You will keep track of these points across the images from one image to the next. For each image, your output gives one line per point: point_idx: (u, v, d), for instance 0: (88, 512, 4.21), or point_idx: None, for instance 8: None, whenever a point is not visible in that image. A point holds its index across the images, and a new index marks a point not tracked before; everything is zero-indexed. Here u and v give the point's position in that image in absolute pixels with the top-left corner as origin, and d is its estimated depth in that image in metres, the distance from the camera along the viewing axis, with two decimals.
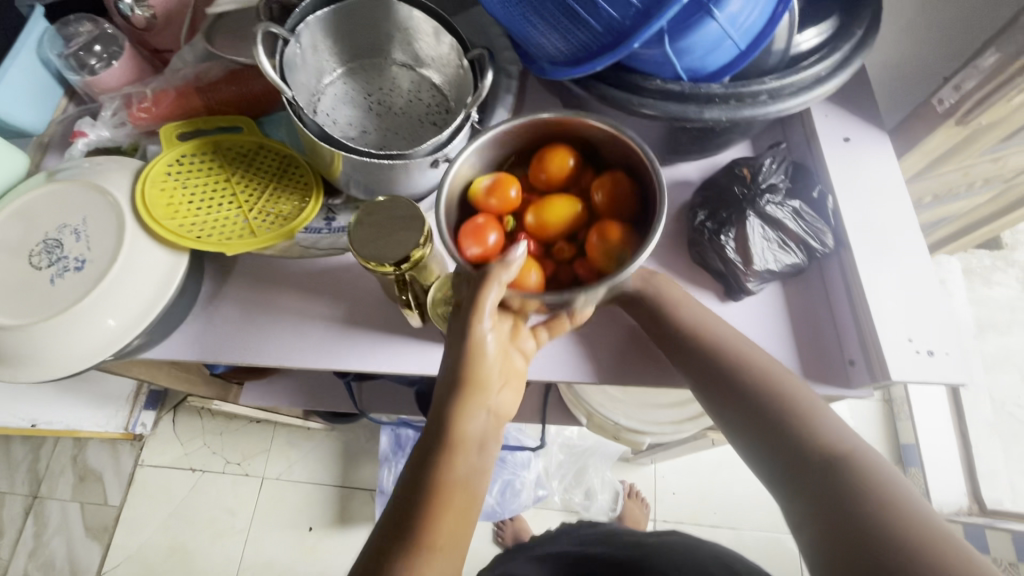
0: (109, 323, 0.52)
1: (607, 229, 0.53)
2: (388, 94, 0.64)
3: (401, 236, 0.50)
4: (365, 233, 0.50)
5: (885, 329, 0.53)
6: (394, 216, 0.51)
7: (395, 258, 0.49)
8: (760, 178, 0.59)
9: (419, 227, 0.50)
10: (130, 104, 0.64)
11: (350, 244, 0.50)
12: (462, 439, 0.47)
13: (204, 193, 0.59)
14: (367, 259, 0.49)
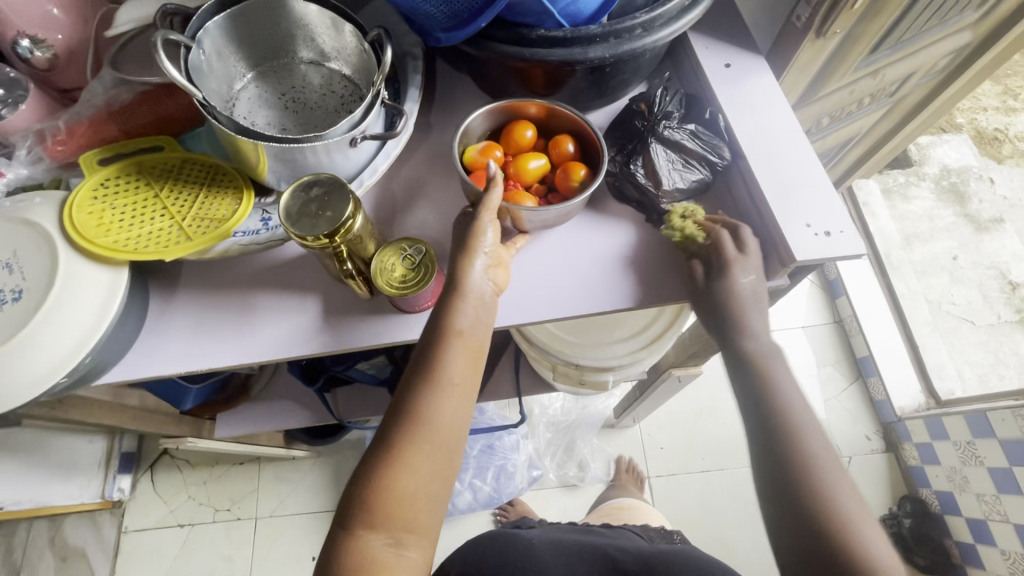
0: (56, 345, 0.53)
1: (571, 162, 0.65)
2: (301, 92, 0.67)
3: (332, 210, 0.53)
4: (296, 213, 0.53)
5: (787, 221, 0.59)
6: (324, 193, 0.54)
7: (328, 230, 0.51)
8: (656, 108, 0.64)
9: (348, 199, 0.53)
10: (42, 138, 0.64)
11: (283, 225, 0.52)
12: (467, 294, 0.57)
13: (134, 210, 0.61)
14: (303, 236, 0.51)
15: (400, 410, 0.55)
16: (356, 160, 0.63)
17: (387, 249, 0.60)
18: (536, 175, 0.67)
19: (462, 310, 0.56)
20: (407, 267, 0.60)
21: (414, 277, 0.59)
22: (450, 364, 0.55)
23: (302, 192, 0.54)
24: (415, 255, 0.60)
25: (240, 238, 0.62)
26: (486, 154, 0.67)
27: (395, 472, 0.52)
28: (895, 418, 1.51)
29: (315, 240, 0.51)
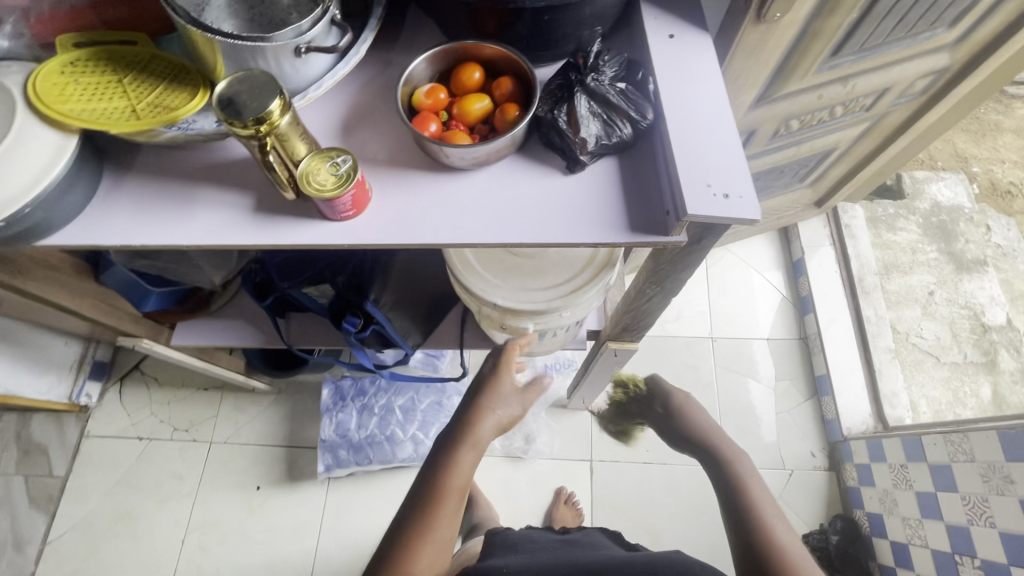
0: None
1: (507, 105, 0.69)
2: (268, 7, 0.73)
3: (260, 101, 0.57)
4: (227, 98, 0.58)
5: (688, 180, 0.62)
6: (256, 85, 0.58)
7: (252, 116, 0.57)
8: (590, 63, 0.69)
9: (277, 92, 0.58)
10: (26, 16, 0.69)
11: (213, 107, 0.57)
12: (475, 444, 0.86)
13: (96, 87, 0.66)
14: (229, 118, 0.57)
15: (420, 513, 0.77)
16: (306, 74, 0.68)
17: (316, 154, 0.64)
18: (479, 115, 0.71)
19: (467, 458, 0.84)
20: (331, 172, 0.64)
21: (335, 181, 0.63)
22: (460, 490, 0.81)
23: (237, 79, 0.58)
24: (343, 162, 0.64)
25: (186, 130, 0.68)
26: (431, 96, 0.71)
27: (416, 557, 0.73)
28: (841, 438, 1.53)
29: (239, 125, 0.57)
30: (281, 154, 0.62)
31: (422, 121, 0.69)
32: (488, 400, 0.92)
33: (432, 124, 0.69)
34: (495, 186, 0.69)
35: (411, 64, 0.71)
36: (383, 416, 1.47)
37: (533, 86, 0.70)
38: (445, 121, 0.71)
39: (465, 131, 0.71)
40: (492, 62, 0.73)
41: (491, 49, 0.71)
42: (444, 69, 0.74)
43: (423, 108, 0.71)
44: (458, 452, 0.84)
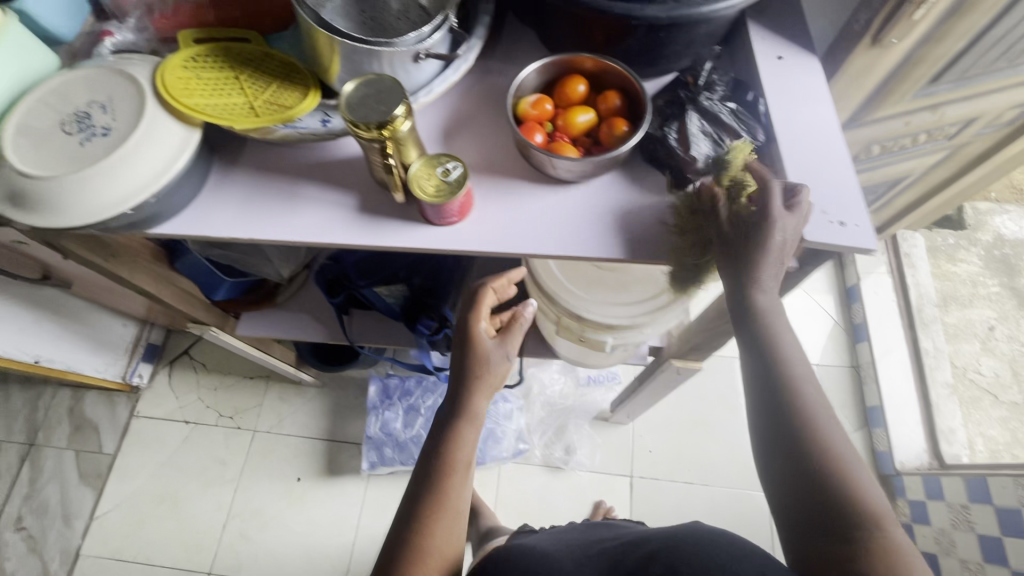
0: (119, 187, 0.60)
1: (616, 120, 0.69)
2: (380, 12, 0.74)
3: (387, 107, 0.58)
4: (355, 103, 0.59)
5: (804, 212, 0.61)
6: (383, 91, 0.59)
7: (378, 121, 0.58)
8: (700, 82, 0.69)
9: (402, 100, 0.59)
10: (150, 12, 0.72)
11: (341, 110, 0.58)
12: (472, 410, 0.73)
13: (216, 82, 0.67)
14: (356, 121, 0.58)
15: (427, 488, 0.69)
16: (416, 79, 0.69)
17: (426, 162, 0.66)
18: (583, 128, 0.72)
19: (469, 429, 0.72)
20: (441, 180, 0.65)
21: (446, 188, 0.64)
22: (465, 463, 0.71)
23: (364, 85, 0.60)
24: (453, 170, 0.65)
25: (297, 128, 0.70)
26: (537, 106, 0.72)
27: (430, 541, 0.66)
28: (894, 472, 1.48)
29: (365, 127, 0.58)
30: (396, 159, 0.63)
31: (529, 131, 0.70)
32: (483, 363, 0.74)
33: (539, 133, 0.70)
34: (597, 199, 0.69)
35: (521, 74, 0.71)
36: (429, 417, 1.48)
37: (641, 103, 0.70)
38: (549, 131, 0.72)
39: (569, 143, 0.72)
40: (597, 75, 0.74)
41: (601, 63, 0.71)
42: (549, 80, 0.75)
43: (529, 119, 0.72)
44: (460, 424, 0.72)
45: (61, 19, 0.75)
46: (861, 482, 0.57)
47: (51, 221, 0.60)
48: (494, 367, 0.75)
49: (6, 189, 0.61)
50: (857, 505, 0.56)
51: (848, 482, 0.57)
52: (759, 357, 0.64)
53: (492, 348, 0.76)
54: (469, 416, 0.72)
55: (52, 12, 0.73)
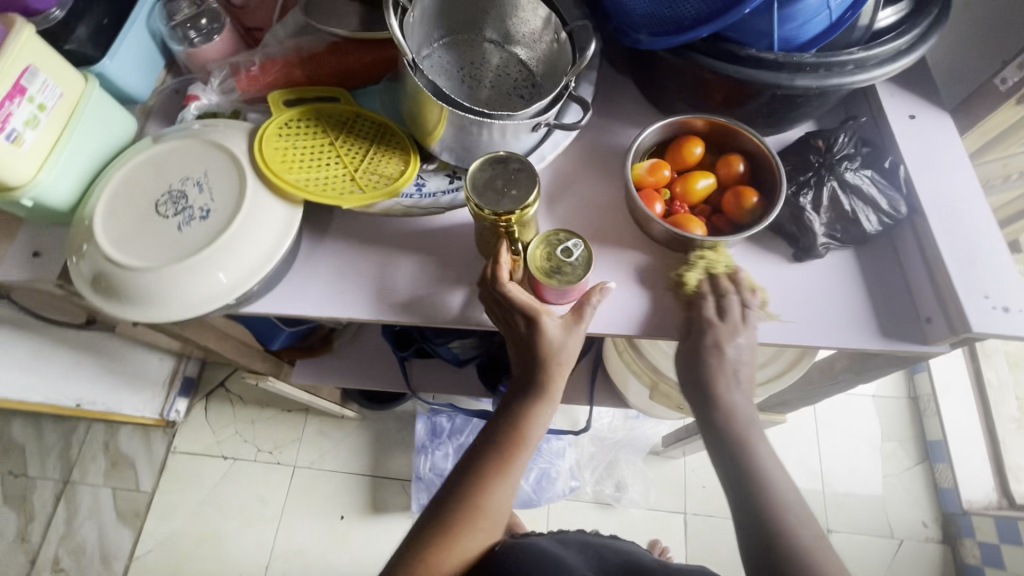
0: (220, 277, 0.55)
1: (746, 190, 0.63)
2: (478, 69, 0.69)
3: (518, 192, 0.55)
4: (480, 186, 0.55)
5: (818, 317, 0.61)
6: (511, 172, 0.56)
7: (509, 208, 0.54)
8: (835, 148, 0.63)
9: (533, 184, 0.55)
10: (237, 73, 0.68)
11: (465, 193, 0.55)
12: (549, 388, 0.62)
13: (313, 152, 0.63)
14: (481, 205, 0.54)
15: (488, 456, 0.62)
16: (524, 143, 0.64)
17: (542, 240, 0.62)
18: (703, 195, 0.66)
19: (541, 412, 0.62)
20: (561, 260, 0.61)
21: (569, 271, 0.60)
22: (532, 441, 0.63)
23: (490, 165, 0.57)
24: (574, 249, 0.61)
25: (413, 197, 0.66)
26: (655, 172, 0.66)
27: (478, 516, 0.59)
28: (960, 511, 1.43)
29: (493, 214, 0.54)
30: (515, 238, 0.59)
31: (649, 202, 0.65)
32: (553, 352, 0.60)
33: (659, 203, 0.65)
34: None
35: (637, 136, 0.66)
36: None
37: (769, 168, 0.65)
38: (665, 198, 0.67)
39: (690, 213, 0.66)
40: (714, 135, 0.68)
41: (721, 123, 0.66)
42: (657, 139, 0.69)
43: (643, 185, 0.66)
44: (528, 402, 0.62)
45: (140, 79, 0.70)
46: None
47: (147, 314, 0.55)
48: (565, 354, 0.61)
49: (96, 277, 0.56)
50: None
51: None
52: (733, 479, 0.55)
53: (565, 330, 0.60)
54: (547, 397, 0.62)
55: (133, 73, 0.68)
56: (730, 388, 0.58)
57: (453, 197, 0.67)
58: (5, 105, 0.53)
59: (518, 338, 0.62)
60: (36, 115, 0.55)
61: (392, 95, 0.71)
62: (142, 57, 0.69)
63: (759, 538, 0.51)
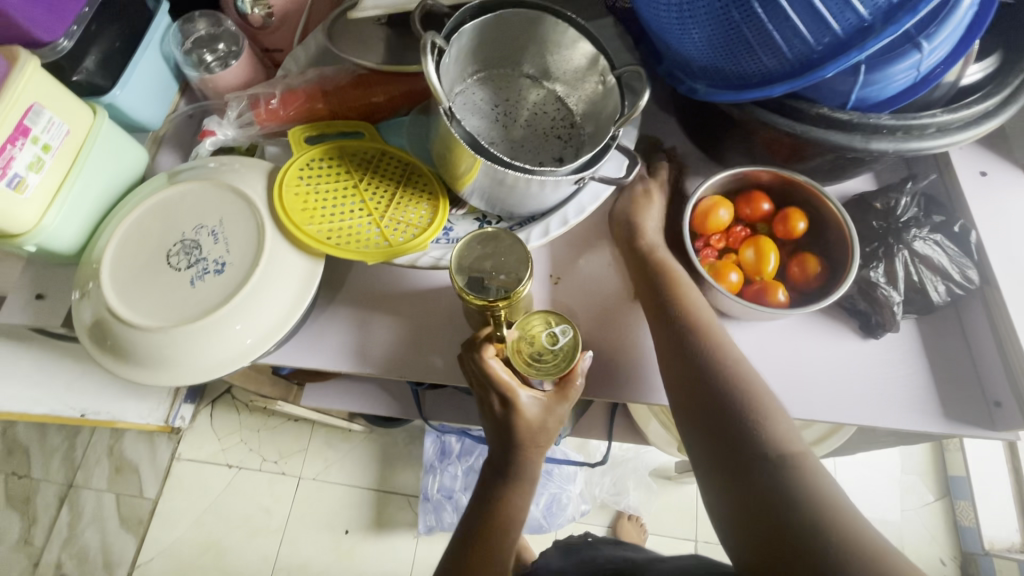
0: (235, 330, 0.51)
1: (728, 276, 0.59)
2: (514, 106, 0.65)
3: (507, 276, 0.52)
4: (465, 265, 0.53)
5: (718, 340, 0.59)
6: (501, 252, 0.54)
7: (497, 295, 0.50)
8: (899, 212, 0.58)
9: (525, 265, 0.52)
10: (256, 104, 0.63)
11: (450, 271, 0.52)
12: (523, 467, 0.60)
13: (336, 197, 0.58)
14: (465, 289, 0.50)
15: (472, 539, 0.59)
16: (561, 194, 0.59)
17: (529, 322, 0.57)
18: (747, 250, 0.61)
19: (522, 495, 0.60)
20: (547, 347, 0.57)
21: (553, 361, 0.56)
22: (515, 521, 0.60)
23: (480, 242, 0.54)
24: (561, 334, 0.56)
25: (446, 237, 0.63)
26: (784, 219, 0.60)
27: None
28: (981, 551, 1.39)
29: (481, 299, 0.50)
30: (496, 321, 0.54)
31: (710, 211, 0.60)
32: (539, 432, 0.58)
33: (720, 219, 0.60)
34: (772, 338, 0.59)
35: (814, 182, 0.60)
36: None
37: (768, 304, 0.58)
38: (745, 222, 0.63)
39: (726, 234, 0.62)
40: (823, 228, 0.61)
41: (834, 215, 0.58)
42: (817, 211, 0.61)
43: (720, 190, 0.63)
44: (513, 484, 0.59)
45: (151, 107, 0.66)
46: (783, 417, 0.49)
47: (154, 373, 0.51)
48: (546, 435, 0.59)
49: (98, 329, 0.52)
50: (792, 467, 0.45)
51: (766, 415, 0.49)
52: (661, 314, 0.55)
53: (547, 413, 0.58)
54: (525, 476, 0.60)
55: (144, 102, 0.64)
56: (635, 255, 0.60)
57: None
58: (7, 150, 0.48)
59: (494, 417, 0.59)
60: (40, 157, 0.51)
61: (421, 129, 0.66)
62: (152, 85, 0.64)
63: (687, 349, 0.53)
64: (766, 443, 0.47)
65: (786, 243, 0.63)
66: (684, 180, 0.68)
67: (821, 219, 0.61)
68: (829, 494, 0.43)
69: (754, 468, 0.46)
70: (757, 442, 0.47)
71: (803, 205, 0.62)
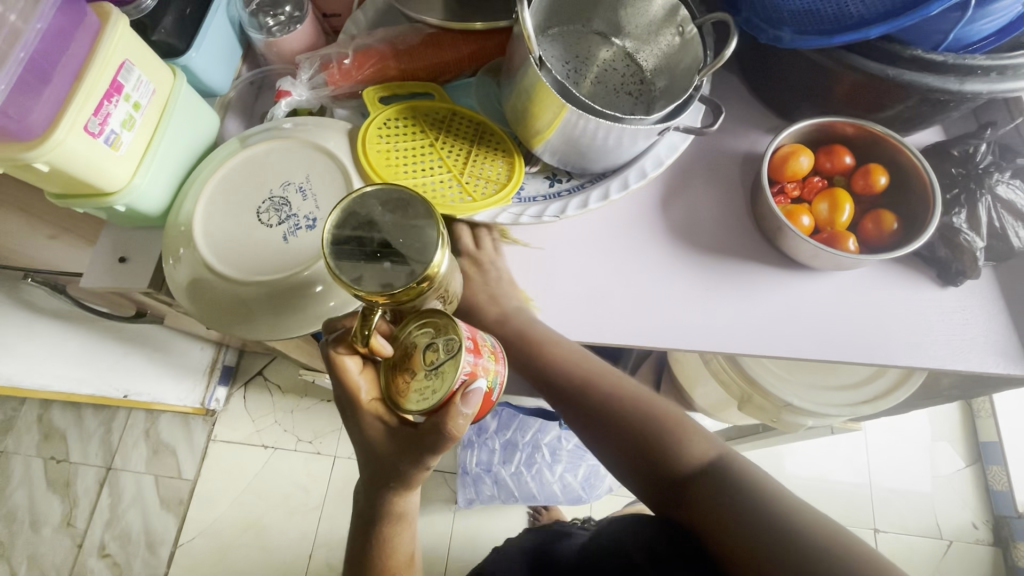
0: (325, 288, 0.52)
1: (800, 221, 0.59)
2: (585, 64, 0.64)
3: (396, 266, 0.43)
4: (350, 231, 0.44)
5: (791, 296, 0.60)
6: (405, 223, 0.45)
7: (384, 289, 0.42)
8: (979, 159, 0.59)
9: (422, 257, 0.44)
10: (328, 66, 0.63)
11: (326, 233, 0.44)
12: (400, 510, 0.57)
13: (416, 155, 0.59)
14: (343, 279, 0.42)
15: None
16: (639, 148, 0.59)
17: (424, 323, 0.48)
18: (828, 201, 0.61)
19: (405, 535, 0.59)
20: (424, 371, 0.47)
21: (421, 393, 0.46)
22: (406, 556, 0.60)
23: (383, 205, 0.45)
24: (438, 351, 0.46)
25: (522, 196, 0.62)
26: (863, 176, 0.61)
27: None
28: (1015, 514, 1.40)
29: (351, 291, 0.42)
30: (368, 316, 0.46)
31: (789, 157, 0.61)
32: (392, 472, 0.52)
33: (800, 165, 0.61)
34: (854, 288, 0.59)
35: (902, 140, 0.59)
36: (529, 454, 1.37)
37: (840, 250, 0.58)
38: (825, 180, 0.63)
39: (804, 187, 0.63)
40: (900, 184, 0.61)
41: (919, 172, 0.58)
42: (900, 170, 0.61)
43: (801, 141, 0.64)
44: (388, 527, 0.57)
45: (220, 73, 0.65)
46: (688, 435, 0.53)
47: (246, 328, 0.53)
48: (406, 475, 0.53)
49: (194, 286, 0.53)
50: (730, 471, 0.49)
51: (675, 437, 0.53)
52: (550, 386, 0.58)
53: (402, 454, 0.51)
54: (398, 517, 0.57)
55: (214, 66, 0.64)
56: (638, 291, 0.60)
57: (560, 206, 0.61)
58: (104, 106, 0.48)
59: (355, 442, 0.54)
60: (131, 114, 0.51)
61: (489, 90, 0.66)
62: (221, 48, 0.64)
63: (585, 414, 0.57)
64: (688, 463, 0.51)
65: (863, 200, 0.63)
66: (751, 134, 0.68)
67: (901, 173, 0.61)
68: (754, 474, 0.49)
69: (688, 489, 0.50)
70: (677, 467, 0.51)
71: (890, 164, 0.61)
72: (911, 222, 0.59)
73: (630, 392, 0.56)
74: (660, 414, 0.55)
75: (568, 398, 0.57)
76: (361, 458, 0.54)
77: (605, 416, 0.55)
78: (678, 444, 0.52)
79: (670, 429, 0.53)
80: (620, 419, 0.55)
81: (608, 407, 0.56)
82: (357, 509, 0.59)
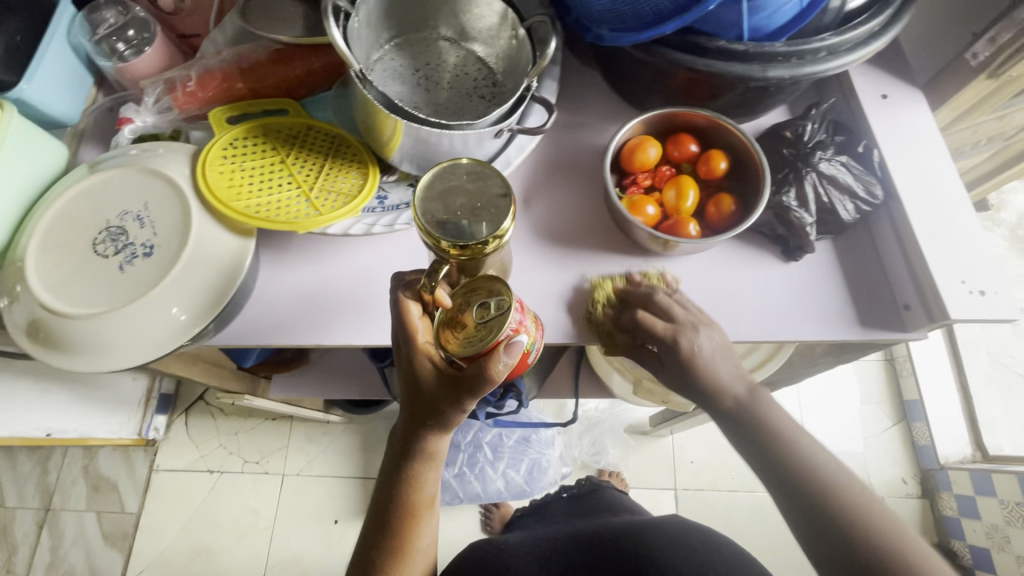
0: (175, 313, 0.52)
1: (644, 211, 0.62)
2: (435, 70, 0.65)
3: (471, 225, 0.47)
4: (437, 194, 0.49)
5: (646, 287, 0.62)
6: (484, 193, 0.50)
7: (454, 241, 0.46)
8: (806, 138, 0.62)
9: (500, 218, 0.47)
10: (173, 88, 0.62)
11: (419, 189, 0.49)
12: (431, 451, 0.58)
13: (262, 173, 0.59)
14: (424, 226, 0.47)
15: (392, 522, 0.58)
16: (486, 150, 0.61)
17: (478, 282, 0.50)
18: (675, 190, 0.63)
19: (432, 477, 0.60)
20: (474, 323, 0.48)
21: (468, 341, 0.48)
22: (430, 500, 0.60)
23: (467, 175, 0.50)
24: (491, 307, 0.48)
25: (382, 204, 0.64)
26: (706, 162, 0.63)
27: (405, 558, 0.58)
28: (937, 466, 1.46)
29: (429, 236, 0.47)
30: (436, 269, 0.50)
31: (637, 149, 0.63)
32: (432, 410, 0.54)
33: (646, 156, 0.63)
34: (702, 271, 0.62)
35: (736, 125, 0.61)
36: (471, 453, 1.39)
37: (681, 237, 0.60)
38: (673, 167, 0.65)
39: (653, 177, 0.65)
40: (743, 166, 0.64)
41: (753, 156, 0.61)
42: (739, 153, 0.63)
43: (650, 132, 0.66)
44: (417, 466, 0.58)
45: (66, 101, 0.64)
46: (930, 557, 0.47)
47: (92, 361, 0.52)
48: (448, 416, 0.55)
49: (33, 326, 0.52)
50: None
51: (905, 555, 0.47)
52: (761, 448, 0.54)
53: (445, 394, 0.53)
54: (428, 457, 0.58)
55: (56, 95, 0.63)
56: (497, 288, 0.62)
57: None
58: None
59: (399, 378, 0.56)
60: None
61: (346, 101, 0.67)
62: (64, 77, 0.64)
63: (794, 487, 0.52)
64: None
65: (709, 185, 0.65)
66: (608, 128, 0.69)
67: (741, 157, 0.64)
68: None
69: None
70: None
71: (731, 148, 0.64)
72: (748, 202, 0.62)
73: (852, 482, 0.51)
74: (880, 515, 0.49)
75: (786, 469, 0.53)
76: (404, 399, 0.56)
77: (817, 493, 0.51)
78: (893, 546, 0.47)
79: (890, 527, 0.48)
80: (836, 504, 0.50)
81: (829, 486, 0.51)
82: (389, 450, 0.60)
